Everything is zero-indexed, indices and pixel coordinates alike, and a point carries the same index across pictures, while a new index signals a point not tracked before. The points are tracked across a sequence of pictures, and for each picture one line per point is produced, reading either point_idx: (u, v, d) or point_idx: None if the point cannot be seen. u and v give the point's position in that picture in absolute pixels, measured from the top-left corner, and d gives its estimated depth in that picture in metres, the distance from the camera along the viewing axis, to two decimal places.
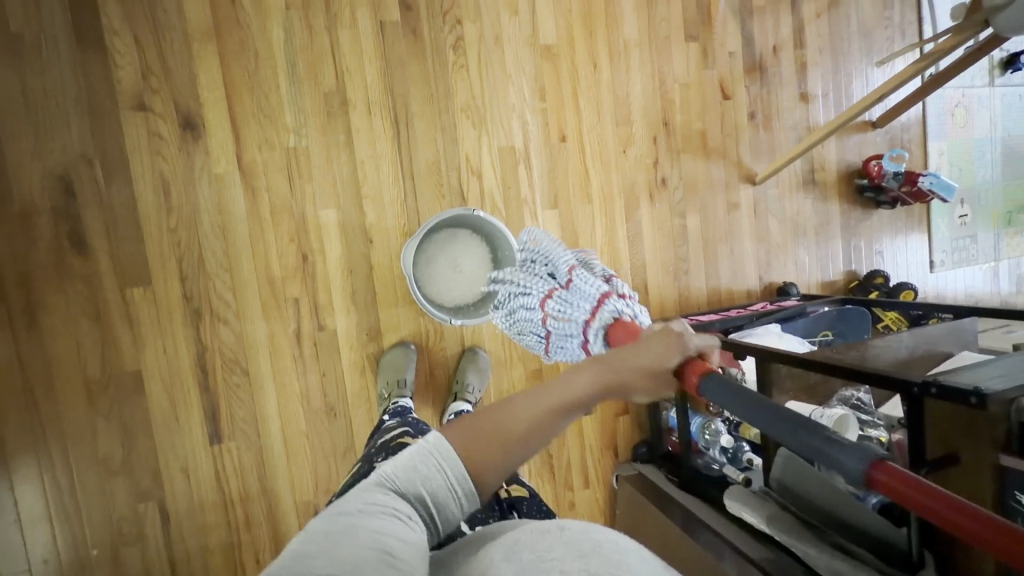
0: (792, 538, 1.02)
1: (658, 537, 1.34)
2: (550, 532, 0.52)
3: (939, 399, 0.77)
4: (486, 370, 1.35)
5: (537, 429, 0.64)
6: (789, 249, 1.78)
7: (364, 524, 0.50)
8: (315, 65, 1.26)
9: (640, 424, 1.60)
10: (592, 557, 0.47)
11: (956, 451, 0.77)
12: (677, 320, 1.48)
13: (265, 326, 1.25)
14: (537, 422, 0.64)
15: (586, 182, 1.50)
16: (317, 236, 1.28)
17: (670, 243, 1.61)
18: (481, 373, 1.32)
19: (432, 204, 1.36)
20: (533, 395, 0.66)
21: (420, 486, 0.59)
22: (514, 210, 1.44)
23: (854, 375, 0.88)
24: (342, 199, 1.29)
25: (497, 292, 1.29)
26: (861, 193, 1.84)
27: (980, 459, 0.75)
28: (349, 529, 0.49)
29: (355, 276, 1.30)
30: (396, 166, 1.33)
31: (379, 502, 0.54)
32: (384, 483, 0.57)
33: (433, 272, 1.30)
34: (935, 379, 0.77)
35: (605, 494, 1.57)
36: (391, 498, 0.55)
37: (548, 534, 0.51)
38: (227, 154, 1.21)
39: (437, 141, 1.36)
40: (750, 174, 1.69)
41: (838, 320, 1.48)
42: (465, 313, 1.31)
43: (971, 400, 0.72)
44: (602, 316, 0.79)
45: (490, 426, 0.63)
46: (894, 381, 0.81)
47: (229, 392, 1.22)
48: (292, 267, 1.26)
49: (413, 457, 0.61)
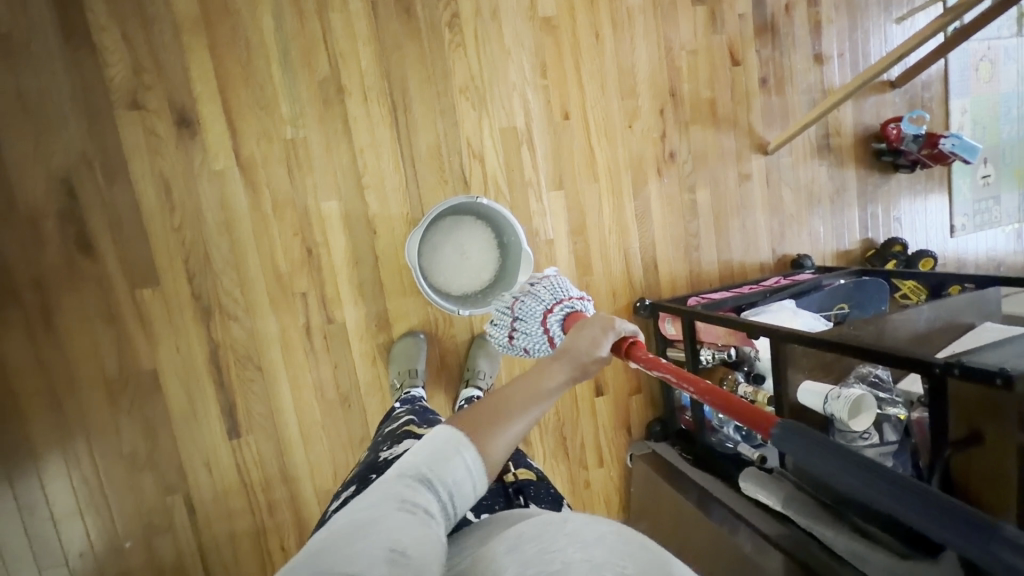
0: (810, 520, 1.02)
1: (672, 515, 1.35)
2: (554, 523, 0.52)
3: (963, 379, 0.74)
4: (497, 355, 1.35)
5: (529, 413, 0.68)
6: (804, 219, 1.72)
7: (375, 520, 0.51)
8: (308, 51, 1.23)
9: (652, 403, 1.60)
10: (594, 550, 0.47)
11: (979, 430, 0.76)
12: (688, 298, 1.46)
13: (275, 321, 1.25)
14: (530, 406, 0.69)
15: (591, 159, 1.46)
16: (320, 228, 1.26)
17: (680, 219, 1.57)
18: (491, 359, 1.32)
19: (435, 190, 1.34)
20: (528, 381, 0.71)
21: (442, 472, 0.60)
22: (518, 192, 1.41)
23: (874, 356, 0.85)
24: (344, 190, 1.27)
25: (506, 276, 1.27)
26: (879, 157, 1.77)
27: (1003, 439, 0.74)
28: (358, 529, 0.50)
29: (361, 267, 1.30)
30: (396, 153, 1.30)
31: (397, 494, 0.55)
32: (403, 474, 0.59)
33: (440, 261, 1.29)
34: (958, 360, 0.75)
35: (619, 472, 1.59)
36: (412, 489, 0.56)
37: (552, 526, 0.51)
38: (225, 149, 1.19)
39: (437, 125, 1.33)
40: (762, 143, 1.63)
41: (855, 293, 1.44)
42: (473, 300, 1.29)
43: (997, 382, 0.70)
44: (558, 310, 1.00)
45: (491, 408, 0.67)
46: (911, 362, 0.80)
47: (245, 387, 1.24)
48: (297, 261, 1.25)
49: (433, 445, 0.62)
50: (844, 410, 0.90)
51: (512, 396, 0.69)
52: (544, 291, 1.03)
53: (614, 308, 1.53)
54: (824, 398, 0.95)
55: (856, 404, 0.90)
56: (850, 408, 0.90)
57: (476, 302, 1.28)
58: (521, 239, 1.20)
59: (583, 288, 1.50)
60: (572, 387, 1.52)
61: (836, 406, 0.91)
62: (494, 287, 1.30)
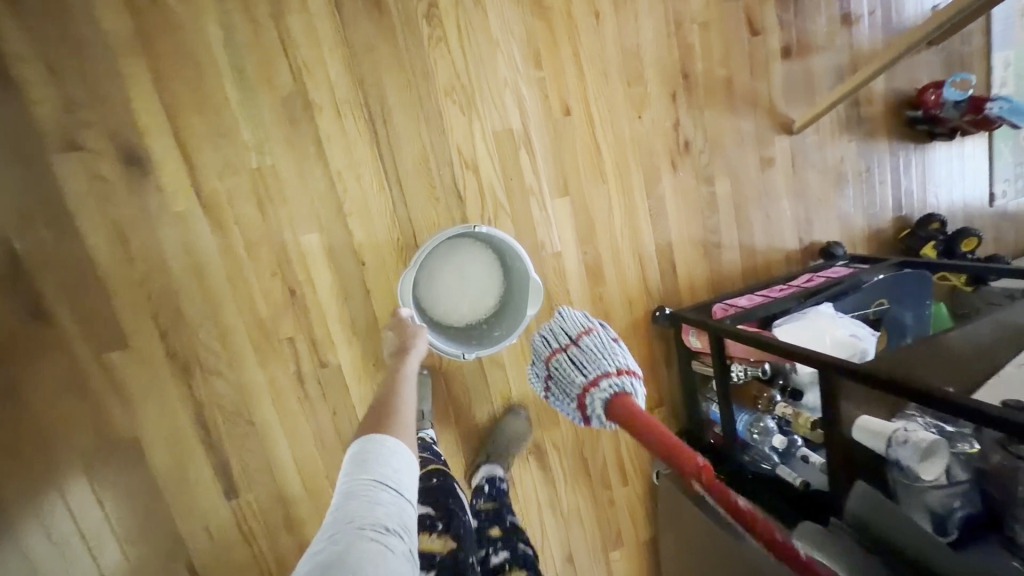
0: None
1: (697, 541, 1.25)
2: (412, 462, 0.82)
3: None
4: (522, 438, 1.31)
5: (406, 395, 0.98)
6: (832, 202, 1.57)
7: (356, 532, 0.65)
8: (267, 64, 1.07)
9: (676, 414, 1.50)
10: None
11: None
12: (712, 307, 1.33)
13: (263, 371, 1.14)
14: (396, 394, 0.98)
15: (597, 158, 1.31)
16: (301, 265, 1.13)
17: (697, 215, 1.43)
18: (517, 442, 1.29)
19: (426, 210, 1.20)
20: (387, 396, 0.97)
21: (387, 474, 0.76)
22: (519, 203, 1.26)
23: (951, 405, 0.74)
24: (324, 220, 1.13)
25: (513, 307, 1.17)
26: (913, 126, 1.61)
27: None
28: (350, 541, 0.63)
29: (351, 304, 1.17)
30: (378, 172, 1.15)
31: (360, 505, 0.69)
32: (358, 490, 0.72)
33: (440, 293, 1.18)
34: None
35: (645, 488, 1.50)
36: (372, 495, 0.71)
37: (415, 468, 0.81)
38: (183, 187, 1.05)
39: (422, 136, 1.17)
40: (785, 122, 1.46)
41: (895, 290, 1.31)
42: (479, 336, 1.19)
43: None
44: (604, 384, 0.79)
45: (383, 410, 0.91)
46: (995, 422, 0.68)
47: (237, 444, 1.14)
48: (279, 303, 1.13)
49: (371, 461, 0.76)
50: (913, 457, 0.81)
51: (387, 401, 0.95)
52: (591, 360, 0.84)
53: (631, 319, 1.41)
54: (885, 440, 0.85)
55: (925, 449, 0.80)
56: (920, 453, 0.80)
57: (480, 337, 1.17)
58: (528, 266, 1.09)
59: (596, 300, 1.37)
60: None
61: (904, 454, 0.81)
62: (501, 320, 1.19)
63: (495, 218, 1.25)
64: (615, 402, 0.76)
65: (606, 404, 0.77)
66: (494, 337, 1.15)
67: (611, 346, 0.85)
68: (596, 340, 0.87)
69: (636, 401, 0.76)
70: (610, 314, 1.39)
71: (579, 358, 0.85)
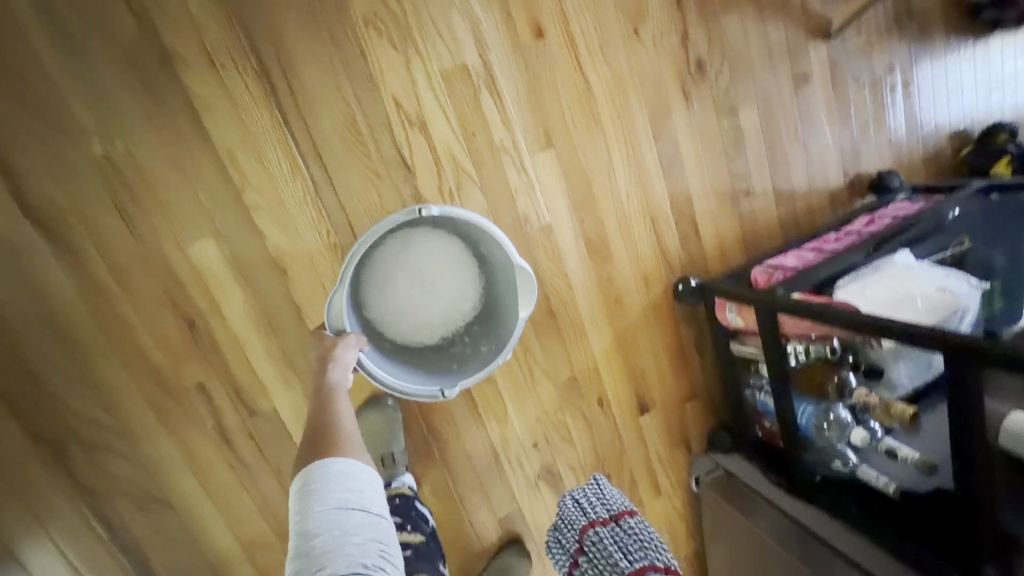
0: None
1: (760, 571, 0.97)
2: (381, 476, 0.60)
3: None
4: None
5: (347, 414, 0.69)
6: (883, 123, 1.25)
7: None
8: (96, 7, 0.74)
9: (712, 406, 1.23)
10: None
11: None
12: (754, 271, 1.04)
13: (172, 434, 0.86)
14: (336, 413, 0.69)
15: (587, 97, 0.98)
16: (199, 290, 0.82)
17: (721, 159, 1.11)
18: None
19: (363, 192, 0.88)
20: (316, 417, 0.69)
21: (340, 494, 0.54)
22: (489, 168, 0.94)
23: None
24: (220, 223, 0.81)
25: (501, 310, 0.90)
26: (977, 15, 1.28)
27: None
28: None
29: (278, 332, 0.86)
30: (289, 147, 0.83)
31: (313, 550, 0.49)
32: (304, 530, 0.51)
33: (403, 307, 0.91)
34: None
35: (681, 497, 1.25)
36: (326, 536, 0.50)
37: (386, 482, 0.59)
38: (10, 203, 0.75)
39: (342, 89, 0.84)
40: (821, 25, 1.13)
41: (982, 223, 1.03)
42: (464, 354, 0.92)
43: None
44: None
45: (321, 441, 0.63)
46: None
47: (157, 529, 0.88)
48: (178, 345, 0.83)
49: (316, 484, 0.55)
50: None
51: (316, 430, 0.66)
52: (636, 544, 0.74)
53: (649, 300, 1.11)
54: None
55: None
56: None
57: (465, 358, 0.91)
58: (509, 252, 0.81)
59: (603, 283, 1.07)
60: (609, 414, 1.13)
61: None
62: (487, 330, 0.93)
63: (459, 191, 0.93)
64: None
65: None
66: (482, 357, 0.89)
67: (653, 534, 0.76)
68: (640, 523, 0.77)
69: None
70: (623, 298, 1.09)
71: (622, 540, 0.76)
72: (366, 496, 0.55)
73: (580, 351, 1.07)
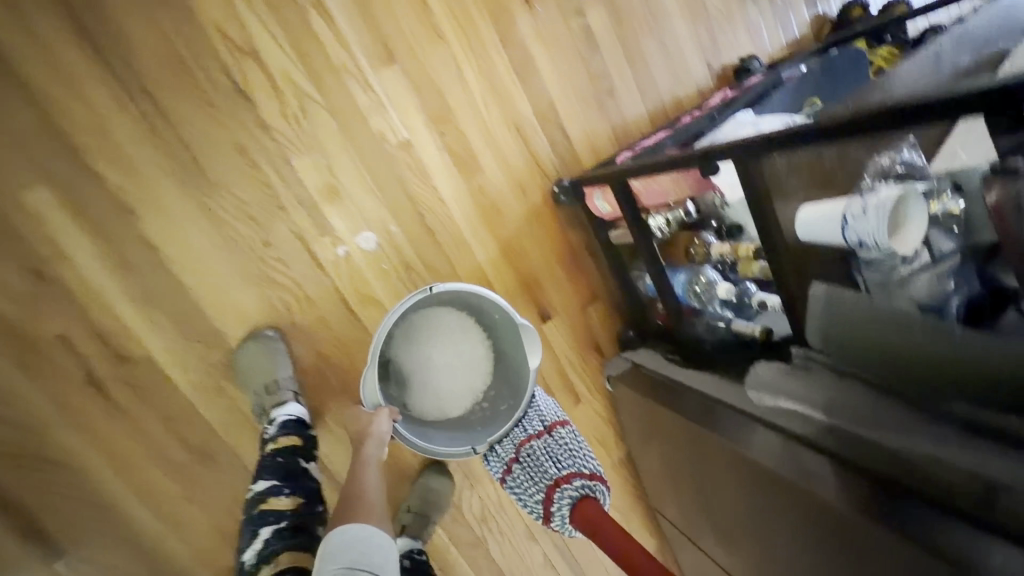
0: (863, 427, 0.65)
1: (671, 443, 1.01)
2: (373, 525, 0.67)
3: None
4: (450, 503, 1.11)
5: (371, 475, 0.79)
6: (736, 11, 1.29)
7: None
8: None
9: (617, 307, 1.26)
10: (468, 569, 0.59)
11: None
12: (617, 157, 1.09)
13: (40, 389, 0.85)
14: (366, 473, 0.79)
15: (422, 8, 1.00)
16: (41, 237, 0.82)
17: (576, 60, 1.13)
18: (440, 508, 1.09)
19: (201, 125, 0.89)
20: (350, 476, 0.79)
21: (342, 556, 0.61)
22: (332, 89, 0.95)
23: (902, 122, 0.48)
24: (51, 168, 0.82)
25: (513, 371, 0.97)
26: None
27: None
28: None
29: (137, 274, 0.87)
30: (111, 83, 0.83)
31: None
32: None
33: (409, 353, 0.97)
34: None
35: (601, 401, 1.28)
36: None
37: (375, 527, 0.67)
38: None
39: (157, 22, 0.84)
40: None
41: (824, 75, 1.05)
42: (484, 417, 0.98)
43: None
44: (577, 483, 0.87)
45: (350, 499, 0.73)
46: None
47: (39, 492, 0.86)
48: (29, 296, 0.82)
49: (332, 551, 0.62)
50: (880, 223, 0.56)
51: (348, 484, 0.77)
52: (565, 455, 0.91)
53: (529, 207, 1.13)
54: (842, 218, 0.60)
55: (893, 210, 0.56)
56: (889, 219, 0.56)
57: (488, 419, 0.96)
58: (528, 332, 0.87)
59: (477, 195, 1.08)
60: None
61: (871, 222, 0.56)
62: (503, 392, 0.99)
63: (304, 115, 0.94)
64: (580, 504, 0.84)
65: (572, 504, 0.85)
66: (503, 414, 0.95)
67: (582, 445, 0.94)
68: (570, 434, 0.95)
69: (597, 505, 0.83)
70: (500, 208, 1.11)
71: (554, 450, 0.92)
72: (372, 562, 0.62)
73: (464, 264, 1.09)
